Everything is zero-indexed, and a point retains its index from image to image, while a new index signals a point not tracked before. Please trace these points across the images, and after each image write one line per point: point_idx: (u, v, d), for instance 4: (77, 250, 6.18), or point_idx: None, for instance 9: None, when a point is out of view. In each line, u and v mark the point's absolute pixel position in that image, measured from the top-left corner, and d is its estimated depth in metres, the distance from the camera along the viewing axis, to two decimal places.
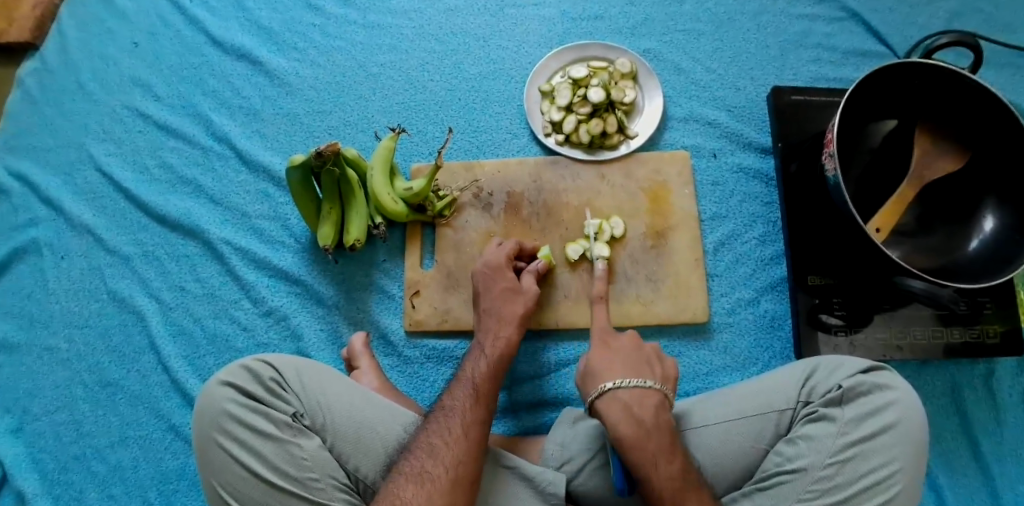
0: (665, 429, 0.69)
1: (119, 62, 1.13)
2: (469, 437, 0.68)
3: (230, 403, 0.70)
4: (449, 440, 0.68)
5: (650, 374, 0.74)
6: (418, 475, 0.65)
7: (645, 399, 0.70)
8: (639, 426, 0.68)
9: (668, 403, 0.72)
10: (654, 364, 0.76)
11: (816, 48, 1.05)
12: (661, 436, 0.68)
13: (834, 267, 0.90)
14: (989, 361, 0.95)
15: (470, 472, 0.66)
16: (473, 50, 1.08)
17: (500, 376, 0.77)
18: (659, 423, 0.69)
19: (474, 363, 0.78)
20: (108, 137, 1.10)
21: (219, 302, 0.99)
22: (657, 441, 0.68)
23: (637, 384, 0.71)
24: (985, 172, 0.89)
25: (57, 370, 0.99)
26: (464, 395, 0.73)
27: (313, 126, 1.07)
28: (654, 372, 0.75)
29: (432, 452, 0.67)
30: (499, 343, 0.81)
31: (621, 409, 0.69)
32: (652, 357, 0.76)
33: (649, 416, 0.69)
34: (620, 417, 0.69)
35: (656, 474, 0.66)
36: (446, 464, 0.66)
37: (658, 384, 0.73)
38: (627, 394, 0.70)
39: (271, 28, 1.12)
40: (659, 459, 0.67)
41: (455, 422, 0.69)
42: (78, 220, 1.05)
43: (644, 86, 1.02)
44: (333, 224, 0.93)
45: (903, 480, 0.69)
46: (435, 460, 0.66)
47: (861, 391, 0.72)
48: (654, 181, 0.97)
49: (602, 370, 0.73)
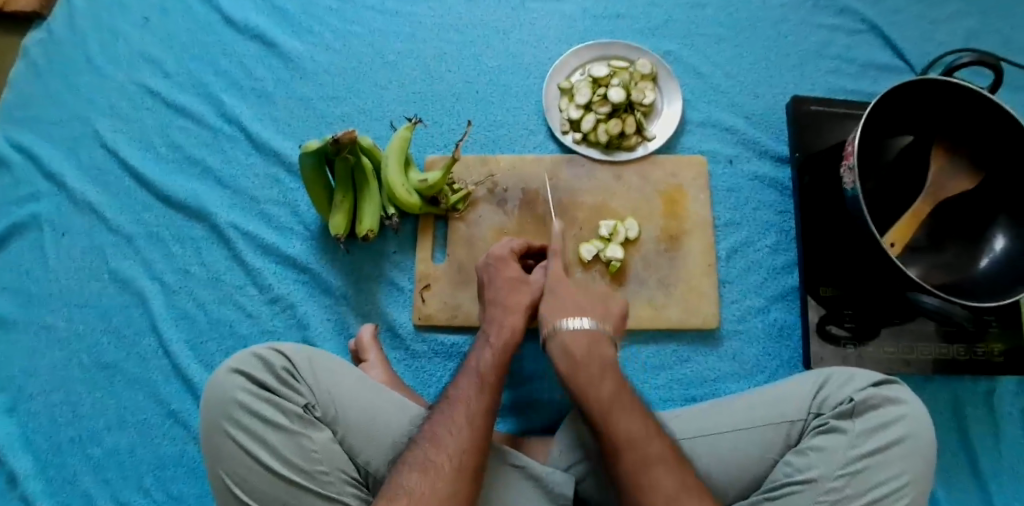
0: (595, 360, 0.72)
1: (128, 37, 1.11)
2: (473, 426, 0.67)
3: (242, 393, 0.69)
4: (453, 429, 0.66)
5: (591, 313, 0.77)
6: (422, 463, 0.64)
7: (582, 337, 0.74)
8: (570, 362, 0.72)
9: (608, 341, 0.75)
10: (598, 303, 0.79)
11: (835, 59, 1.05)
12: (591, 365, 0.71)
13: (845, 279, 0.91)
14: (991, 379, 0.96)
15: (474, 462, 0.65)
16: (493, 43, 1.06)
17: (506, 364, 0.75)
18: (593, 356, 0.72)
19: (478, 353, 0.76)
20: (114, 113, 1.08)
21: (224, 287, 0.98)
22: (589, 371, 0.71)
23: (578, 326, 0.74)
24: (998, 191, 0.90)
25: (55, 349, 0.98)
26: (470, 384, 0.71)
27: (327, 112, 1.05)
28: (604, 313, 0.78)
29: (436, 441, 0.66)
30: (504, 332, 0.77)
31: (561, 348, 0.74)
32: (598, 298, 0.80)
33: (582, 351, 0.73)
34: (558, 356, 0.74)
35: (588, 393, 0.69)
36: (450, 452, 0.65)
37: (596, 322, 0.76)
38: (568, 334, 0.74)
39: (287, 9, 1.10)
40: (596, 380, 0.69)
41: (458, 412, 0.68)
42: (81, 197, 1.03)
43: (664, 89, 1.01)
44: (346, 212, 0.91)
45: (911, 493, 0.70)
46: (438, 449, 0.65)
47: (873, 404, 0.73)
48: (670, 184, 0.96)
49: (552, 315, 0.77)
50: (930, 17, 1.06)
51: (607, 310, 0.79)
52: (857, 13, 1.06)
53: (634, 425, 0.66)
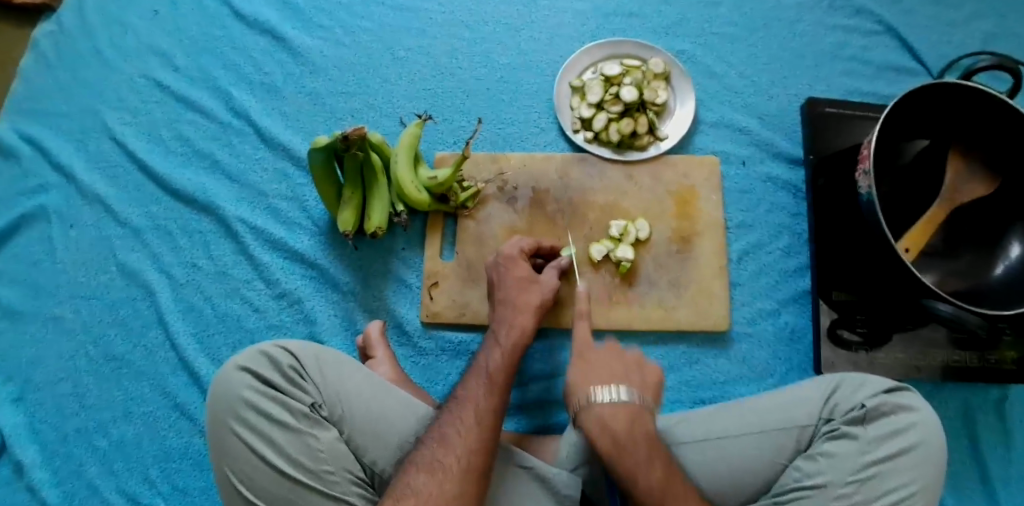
0: (640, 437, 0.67)
1: (138, 29, 1.10)
2: (482, 426, 0.66)
3: (249, 391, 0.68)
4: (461, 428, 0.66)
5: (630, 383, 0.72)
6: (430, 464, 0.63)
7: (621, 413, 0.68)
8: (613, 442, 0.67)
9: (648, 414, 0.70)
10: (636, 372, 0.73)
11: (850, 61, 1.03)
12: (636, 445, 0.67)
13: (856, 283, 0.90)
14: (1003, 386, 0.95)
15: (482, 463, 0.64)
16: (504, 40, 1.06)
17: (515, 364, 0.74)
18: (636, 436, 0.68)
19: (486, 352, 0.75)
20: (124, 105, 1.07)
21: (231, 281, 0.98)
22: (634, 455, 0.66)
23: (617, 401, 0.69)
24: (1015, 197, 0.89)
25: (62, 340, 0.97)
26: (478, 384, 0.71)
27: (336, 107, 1.04)
28: (641, 381, 0.73)
29: (444, 441, 0.65)
30: (513, 332, 0.76)
31: (599, 423, 0.68)
32: (634, 365, 0.74)
33: (623, 430, 0.67)
34: (594, 429, 0.68)
35: (638, 483, 0.65)
36: (458, 453, 0.64)
37: (636, 395, 0.70)
38: (606, 410, 0.69)
39: (298, 4, 1.09)
40: (643, 467, 0.65)
41: (466, 411, 0.67)
42: (90, 189, 1.03)
43: (677, 88, 1.00)
44: (354, 209, 0.91)
45: (922, 500, 0.69)
46: (446, 449, 0.64)
47: (885, 411, 0.72)
48: (681, 185, 0.95)
49: (586, 384, 0.71)
50: (948, 19, 1.05)
51: (644, 379, 0.74)
52: (873, 14, 1.05)
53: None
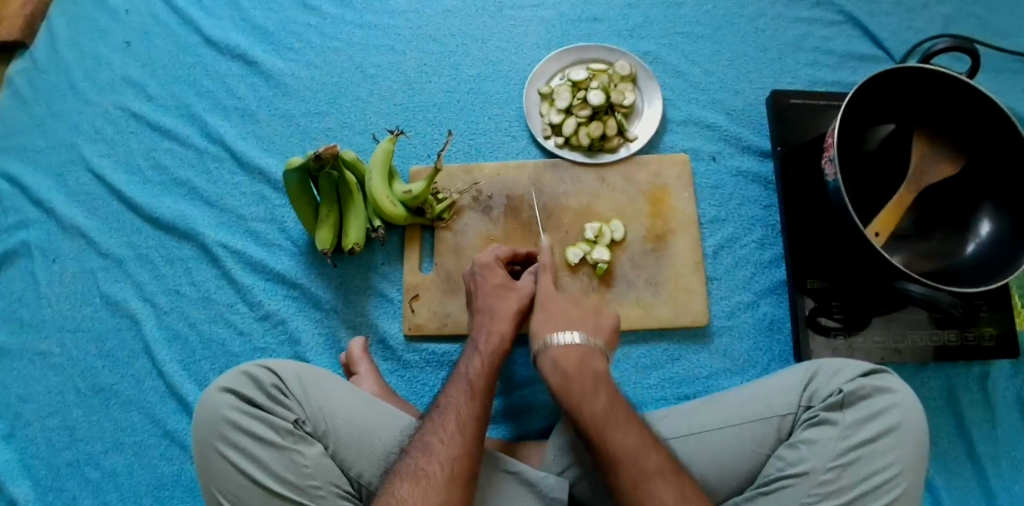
0: (587, 373, 0.71)
1: (111, 62, 1.12)
2: (465, 433, 0.67)
3: (232, 411, 0.69)
4: (443, 436, 0.66)
5: (583, 325, 0.76)
6: (414, 473, 0.64)
7: (571, 351, 0.73)
8: (561, 373, 0.71)
9: (600, 353, 0.74)
10: (591, 317, 0.78)
11: (813, 52, 1.05)
12: (584, 378, 0.70)
13: (832, 271, 0.91)
14: (984, 363, 0.97)
15: (466, 469, 0.65)
16: (472, 52, 1.07)
17: (497, 370, 0.74)
18: (584, 369, 0.71)
19: (467, 360, 0.75)
20: (100, 138, 1.08)
21: (215, 306, 0.98)
22: (580, 384, 0.70)
23: (569, 342, 0.73)
24: (980, 176, 0.91)
25: (50, 375, 0.98)
26: (459, 392, 0.71)
27: (310, 128, 1.06)
28: (593, 323, 0.78)
29: (427, 450, 0.66)
30: (492, 338, 0.77)
31: (552, 361, 0.73)
32: (590, 312, 0.79)
33: (574, 365, 0.72)
34: (548, 368, 0.73)
35: (582, 409, 0.68)
36: (441, 461, 0.65)
37: (589, 338, 0.75)
38: (557, 348, 0.73)
39: (267, 27, 1.11)
40: (588, 394, 0.69)
41: (448, 419, 0.68)
42: (70, 223, 1.03)
43: (644, 89, 1.02)
44: (332, 227, 0.92)
45: (905, 481, 0.70)
46: (429, 457, 0.65)
47: (862, 394, 0.73)
48: (654, 184, 0.96)
49: (542, 327, 0.76)
50: (907, 5, 1.06)
51: (600, 324, 0.78)
52: (833, 5, 1.06)
53: (629, 436, 0.65)
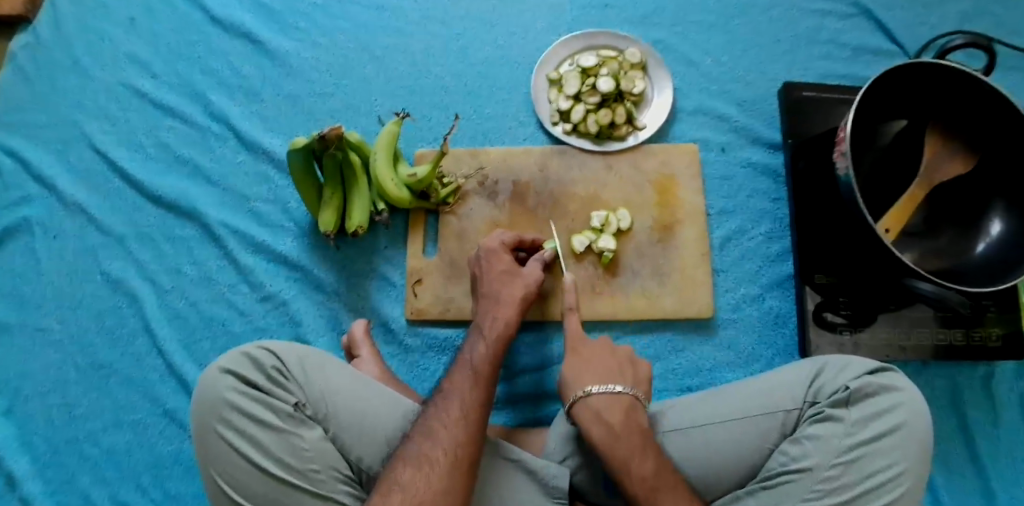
0: (633, 429, 0.68)
1: (115, 37, 1.10)
2: (469, 419, 0.66)
3: (232, 392, 0.68)
4: (447, 421, 0.66)
5: (621, 378, 0.73)
6: (417, 458, 0.63)
7: (616, 403, 0.70)
8: (607, 430, 0.68)
9: (641, 405, 0.72)
10: (628, 366, 0.76)
11: (826, 45, 1.04)
12: (631, 435, 0.68)
13: (840, 266, 0.90)
14: (989, 363, 0.96)
15: (469, 454, 0.64)
16: (481, 35, 1.05)
17: (501, 358, 0.74)
18: (631, 426, 0.69)
19: (471, 346, 0.74)
20: (103, 114, 1.07)
21: (216, 286, 0.98)
22: (628, 442, 0.67)
23: (611, 394, 0.71)
24: (992, 174, 0.90)
25: (50, 351, 0.97)
26: (463, 377, 0.70)
27: (315, 109, 1.04)
28: (629, 374, 0.75)
29: (430, 434, 0.65)
30: (497, 325, 0.76)
31: (591, 413, 0.70)
32: (626, 360, 0.76)
33: (619, 419, 0.69)
34: (591, 423, 0.69)
35: (631, 473, 0.65)
36: (445, 446, 0.64)
37: (628, 391, 0.72)
38: (599, 400, 0.70)
39: (274, 6, 1.09)
40: (638, 457, 0.66)
41: (452, 405, 0.67)
42: (72, 199, 1.02)
43: (654, 77, 1.00)
44: (335, 209, 0.91)
45: (909, 480, 0.70)
46: (432, 443, 0.64)
47: (868, 392, 0.73)
48: (662, 174, 0.95)
49: (578, 377, 0.74)
50: None
51: (636, 373, 0.76)
52: None
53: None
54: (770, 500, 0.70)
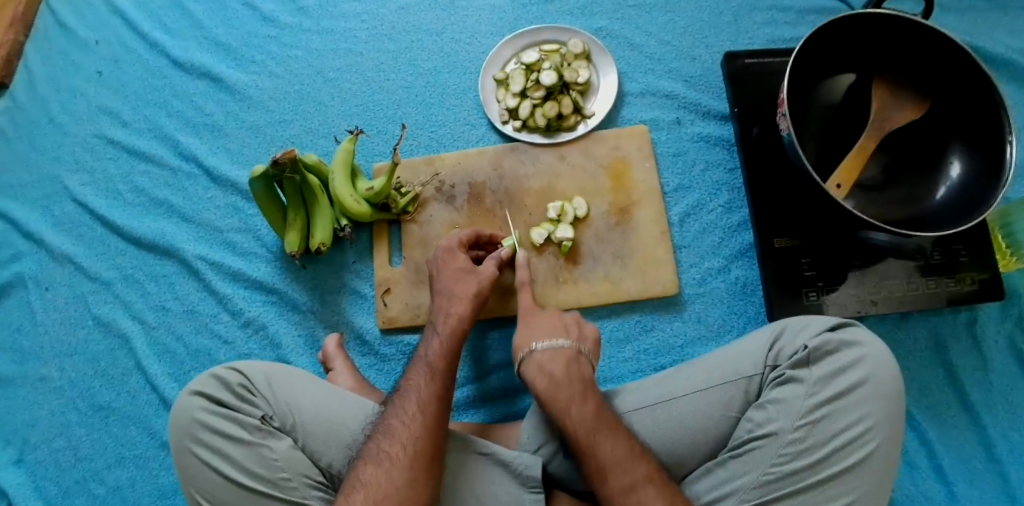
0: (574, 377, 0.72)
1: (86, 93, 1.15)
2: (426, 412, 0.68)
3: (202, 412, 0.72)
4: (405, 418, 0.68)
5: (564, 335, 0.78)
6: (378, 455, 0.65)
7: (558, 356, 0.74)
8: (549, 380, 0.72)
9: (585, 358, 0.75)
10: (573, 326, 0.80)
11: (770, 10, 1.03)
12: (572, 382, 0.71)
13: (799, 228, 0.90)
14: (972, 309, 0.94)
15: (428, 447, 0.66)
16: (427, 46, 1.08)
17: (457, 350, 0.75)
18: (572, 373, 0.72)
19: (426, 343, 0.76)
20: (82, 167, 1.12)
21: (199, 318, 1.01)
22: (569, 388, 0.71)
23: (552, 346, 0.75)
24: (946, 117, 0.88)
25: (52, 398, 1.02)
26: (420, 374, 0.72)
27: (276, 136, 1.08)
28: (577, 334, 0.79)
29: (390, 432, 0.67)
30: (450, 319, 0.78)
31: (536, 369, 0.74)
32: (572, 322, 0.80)
33: (560, 368, 0.73)
34: (536, 376, 0.73)
35: (571, 416, 0.68)
36: (403, 441, 0.66)
37: (570, 344, 0.76)
38: (542, 354, 0.75)
39: (229, 43, 1.13)
40: (577, 401, 0.69)
41: (409, 401, 0.69)
42: (59, 251, 1.07)
43: (598, 64, 1.01)
44: (299, 230, 0.94)
45: (878, 435, 0.69)
46: (391, 440, 0.66)
47: (828, 350, 0.73)
48: (614, 158, 0.96)
49: (521, 339, 0.78)
50: None
51: (584, 334, 0.80)
52: None
53: (619, 445, 0.65)
54: (739, 470, 0.70)
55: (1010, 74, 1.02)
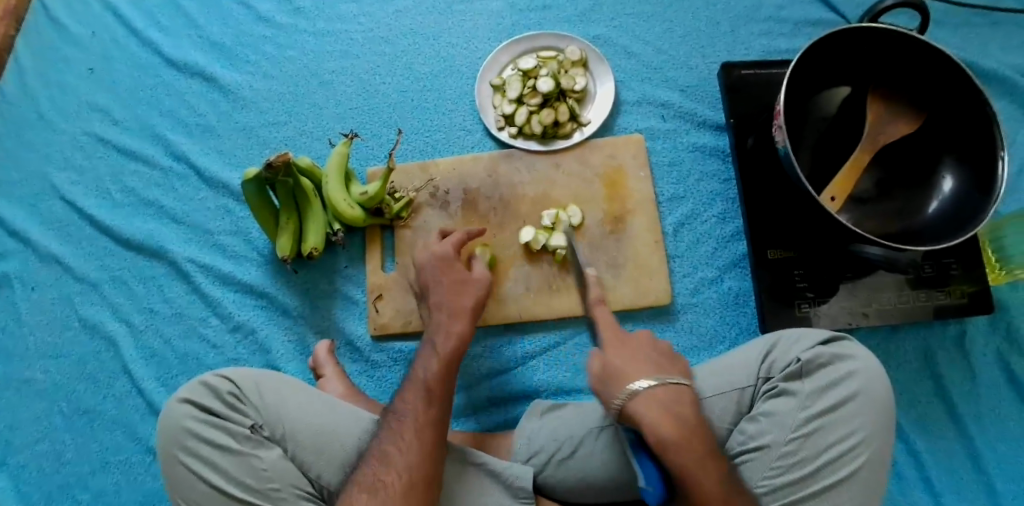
0: (704, 428, 0.65)
1: (77, 89, 1.13)
2: (421, 440, 0.67)
3: (190, 421, 0.71)
4: (401, 445, 0.67)
5: (674, 370, 0.69)
6: (372, 483, 0.65)
7: (681, 398, 0.66)
8: (681, 429, 0.64)
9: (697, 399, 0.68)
10: (674, 358, 0.71)
11: (767, 21, 1.04)
12: (702, 435, 0.64)
13: (793, 240, 0.90)
14: (961, 322, 0.95)
15: (426, 478, 0.65)
16: (424, 50, 1.07)
17: (455, 373, 0.74)
18: (699, 421, 0.65)
19: (423, 363, 0.74)
20: (71, 166, 1.10)
21: (187, 321, 1.00)
22: (700, 440, 0.64)
23: (671, 384, 0.66)
24: (939, 132, 0.89)
25: (36, 401, 1.00)
26: (416, 397, 0.71)
27: (269, 138, 1.07)
28: (677, 367, 0.70)
29: (386, 460, 0.66)
30: (450, 339, 0.76)
31: (659, 409, 0.64)
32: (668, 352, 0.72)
33: (691, 414, 0.65)
34: (660, 421, 0.64)
35: (707, 473, 0.62)
36: (399, 471, 0.65)
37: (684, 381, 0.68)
38: (665, 394, 0.65)
39: (224, 43, 1.12)
40: (709, 459, 0.63)
41: (406, 427, 0.68)
42: (46, 250, 1.05)
43: (595, 72, 1.01)
44: (291, 234, 0.93)
45: (869, 449, 0.69)
46: (387, 468, 0.66)
47: (820, 363, 0.73)
48: (610, 166, 0.96)
49: (627, 370, 0.68)
50: None
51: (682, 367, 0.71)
52: None
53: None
54: None
55: (1001, 89, 1.03)
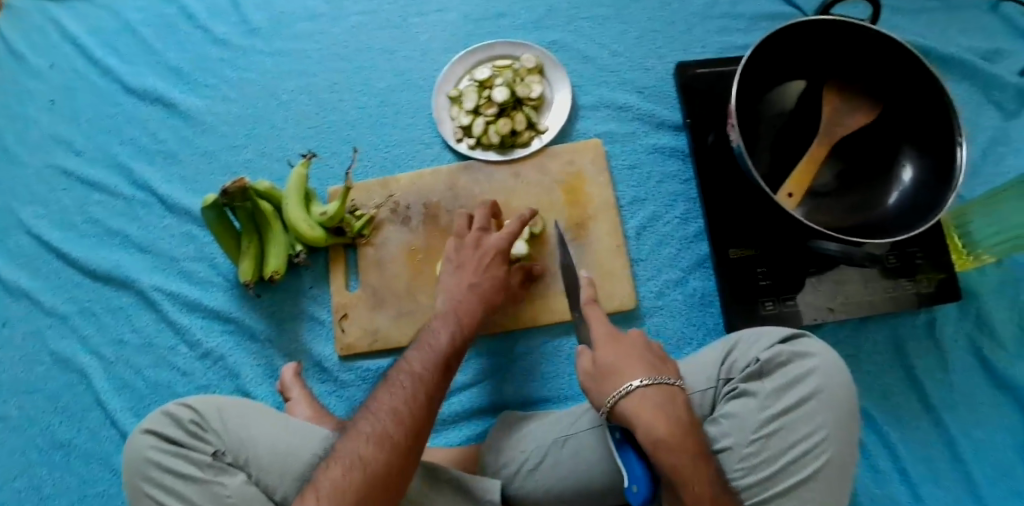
0: (696, 431, 0.64)
1: (38, 122, 1.13)
2: (430, 406, 0.67)
3: (152, 451, 0.71)
4: (411, 403, 0.66)
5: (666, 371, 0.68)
6: (381, 437, 0.63)
7: (673, 397, 0.65)
8: (676, 427, 0.63)
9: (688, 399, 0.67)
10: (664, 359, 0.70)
11: (722, 18, 1.03)
12: (694, 438, 0.63)
13: (755, 237, 0.89)
14: (930, 310, 0.94)
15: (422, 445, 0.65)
16: (380, 65, 1.07)
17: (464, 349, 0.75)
18: (691, 420, 0.65)
19: (438, 331, 0.74)
20: (35, 198, 1.10)
21: (157, 350, 1.00)
22: (692, 440, 0.63)
23: (663, 384, 0.65)
24: (897, 122, 0.89)
25: (12, 437, 1.00)
26: (430, 360, 0.71)
27: (230, 162, 1.07)
28: (668, 366, 0.69)
29: (398, 416, 0.65)
30: (467, 314, 0.78)
31: (651, 408, 0.63)
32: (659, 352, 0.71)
33: (685, 414, 0.65)
34: (655, 419, 0.63)
35: (697, 479, 0.61)
36: (409, 430, 0.64)
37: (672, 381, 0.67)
38: (658, 393, 0.65)
39: (182, 67, 1.12)
40: (701, 465, 0.62)
41: (418, 386, 0.68)
42: (15, 285, 1.05)
43: (551, 78, 1.01)
44: (253, 258, 0.93)
45: (833, 446, 0.68)
46: (398, 424, 0.64)
47: (779, 362, 0.73)
48: (569, 173, 0.96)
49: (621, 367, 0.67)
50: None
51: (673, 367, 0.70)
52: None
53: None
54: None
55: (960, 73, 1.02)
